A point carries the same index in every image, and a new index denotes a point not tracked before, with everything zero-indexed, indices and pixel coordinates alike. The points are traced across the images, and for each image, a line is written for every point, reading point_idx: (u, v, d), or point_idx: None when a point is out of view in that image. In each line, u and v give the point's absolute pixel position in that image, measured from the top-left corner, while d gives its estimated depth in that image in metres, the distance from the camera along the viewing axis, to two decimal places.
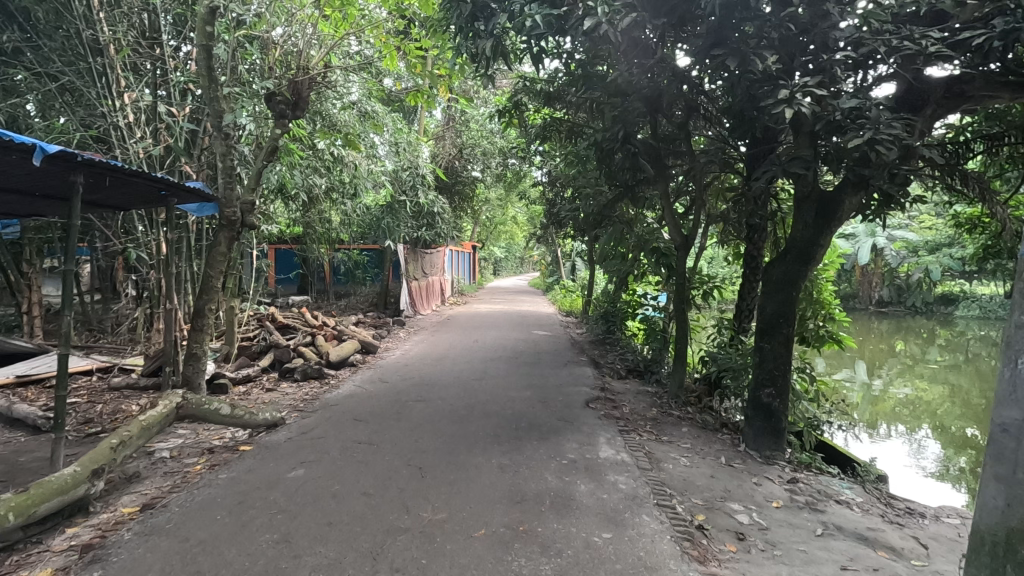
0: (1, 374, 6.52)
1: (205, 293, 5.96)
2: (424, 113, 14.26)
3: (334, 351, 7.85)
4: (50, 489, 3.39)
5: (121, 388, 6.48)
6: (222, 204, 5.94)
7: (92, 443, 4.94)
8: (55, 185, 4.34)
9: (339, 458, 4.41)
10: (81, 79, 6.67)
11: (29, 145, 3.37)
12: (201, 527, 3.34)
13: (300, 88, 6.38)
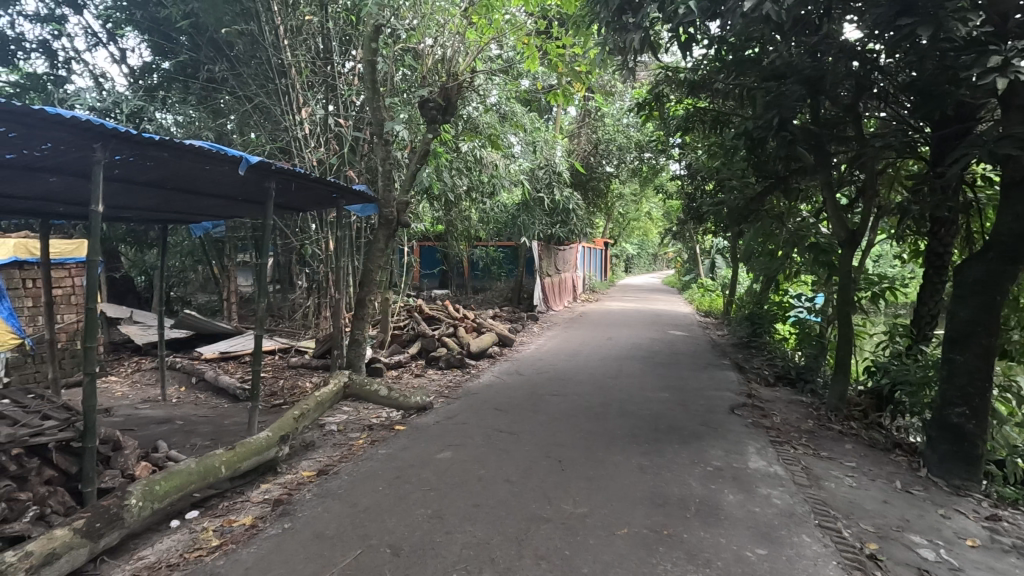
0: (210, 351, 7.82)
1: (366, 284, 6.62)
2: (559, 111, 14.42)
3: (474, 342, 8.27)
4: (250, 448, 4.02)
5: (297, 367, 7.44)
6: (381, 204, 6.54)
7: (277, 413, 5.73)
8: (253, 191, 5.09)
9: (482, 444, 4.64)
10: (270, 98, 7.73)
11: (237, 158, 4.03)
12: (366, 495, 3.72)
13: (450, 93, 6.79)
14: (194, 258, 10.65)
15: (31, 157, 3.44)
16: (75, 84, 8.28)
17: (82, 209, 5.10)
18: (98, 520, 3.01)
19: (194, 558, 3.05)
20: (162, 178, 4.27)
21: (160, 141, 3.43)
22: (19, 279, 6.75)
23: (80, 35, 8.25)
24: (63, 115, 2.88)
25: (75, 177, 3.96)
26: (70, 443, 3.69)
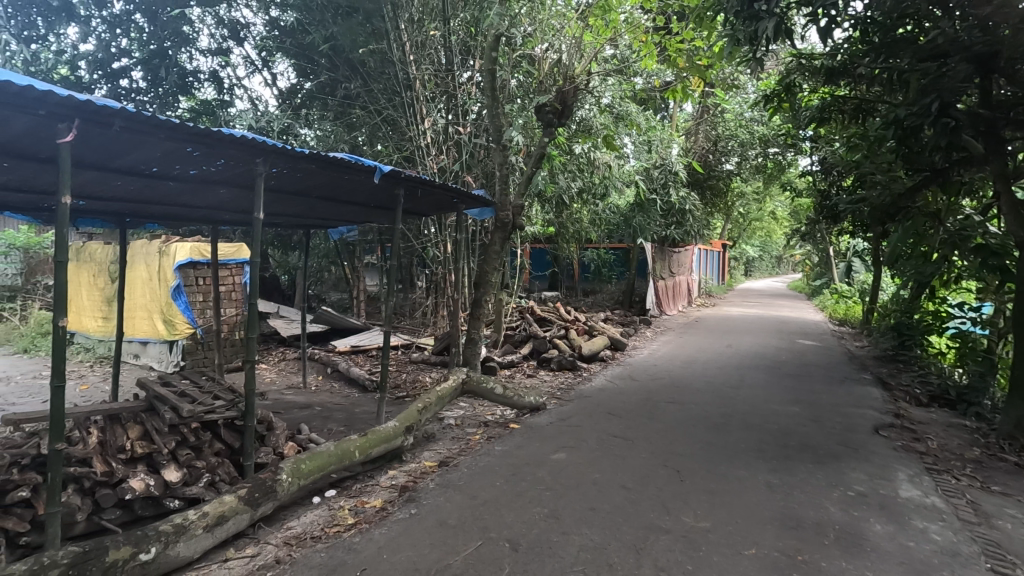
0: (342, 344, 8.54)
1: (482, 285, 6.86)
2: (676, 108, 13.90)
3: (586, 345, 8.22)
4: (380, 436, 4.34)
5: (418, 362, 7.90)
6: (498, 208, 6.73)
7: (401, 404, 6.13)
8: (384, 198, 5.48)
9: (596, 448, 4.60)
10: (397, 110, 8.30)
11: (373, 167, 4.38)
12: (484, 489, 3.85)
13: (567, 97, 6.83)
14: (328, 259, 11.72)
15: (208, 172, 4.00)
16: (237, 107, 9.41)
17: (244, 216, 5.83)
18: (257, 490, 3.41)
19: (333, 533, 3.35)
20: (309, 188, 4.75)
21: (308, 154, 3.83)
22: (194, 277, 7.81)
23: (242, 64, 9.39)
24: (232, 135, 3.32)
25: (240, 189, 4.53)
26: (234, 421, 4.23)
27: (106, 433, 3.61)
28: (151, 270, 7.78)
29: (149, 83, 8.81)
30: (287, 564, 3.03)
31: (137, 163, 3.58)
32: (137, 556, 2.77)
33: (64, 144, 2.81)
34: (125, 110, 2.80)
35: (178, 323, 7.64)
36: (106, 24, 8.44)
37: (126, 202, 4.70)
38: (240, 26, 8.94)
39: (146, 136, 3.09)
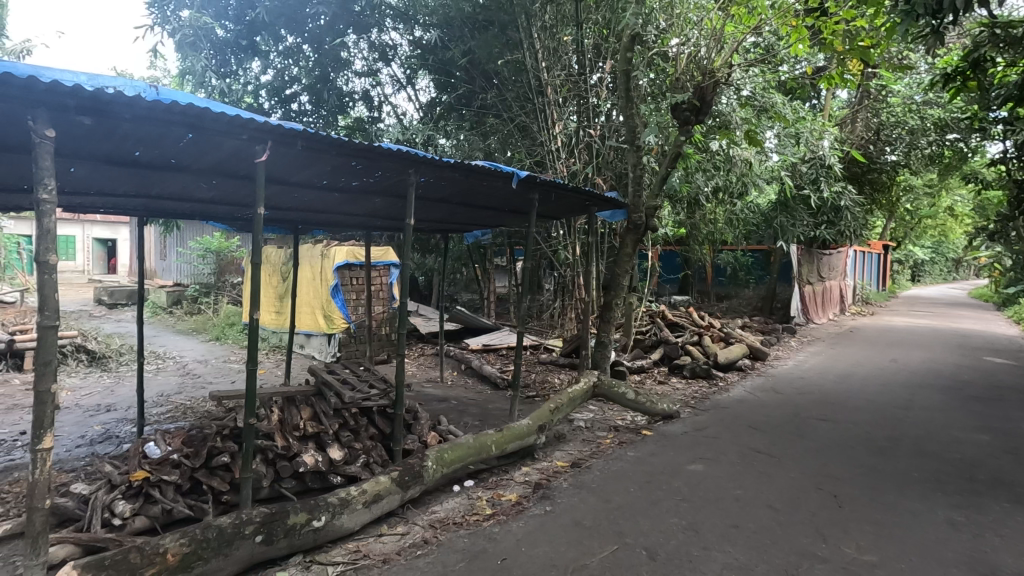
0: (475, 342, 8.96)
1: (614, 288, 6.80)
2: (829, 95, 12.61)
3: (722, 353, 7.78)
4: (515, 432, 4.50)
5: (547, 363, 8.04)
6: (630, 210, 6.63)
7: (532, 403, 6.29)
8: (519, 203, 5.67)
9: (738, 462, 4.34)
10: (529, 117, 8.54)
11: (511, 172, 4.55)
12: (618, 494, 3.81)
13: (706, 93, 6.58)
14: (462, 262, 12.38)
15: (367, 184, 4.45)
16: (384, 122, 10.37)
17: (394, 223, 6.37)
18: (406, 474, 3.71)
19: (474, 521, 3.54)
20: (451, 194, 5.06)
21: (453, 164, 4.09)
22: (349, 277, 8.67)
23: (389, 82, 10.22)
24: (389, 148, 3.66)
25: (393, 198, 4.97)
26: (386, 409, 4.64)
27: (284, 412, 4.15)
28: (314, 271, 8.79)
29: (313, 106, 9.88)
30: (434, 545, 3.26)
31: (312, 177, 4.08)
32: (311, 522, 3.15)
33: (259, 163, 3.30)
34: (306, 131, 3.21)
35: (335, 318, 8.56)
36: (282, 56, 9.53)
37: (301, 212, 5.37)
38: (388, 49, 9.75)
39: (321, 153, 3.51)
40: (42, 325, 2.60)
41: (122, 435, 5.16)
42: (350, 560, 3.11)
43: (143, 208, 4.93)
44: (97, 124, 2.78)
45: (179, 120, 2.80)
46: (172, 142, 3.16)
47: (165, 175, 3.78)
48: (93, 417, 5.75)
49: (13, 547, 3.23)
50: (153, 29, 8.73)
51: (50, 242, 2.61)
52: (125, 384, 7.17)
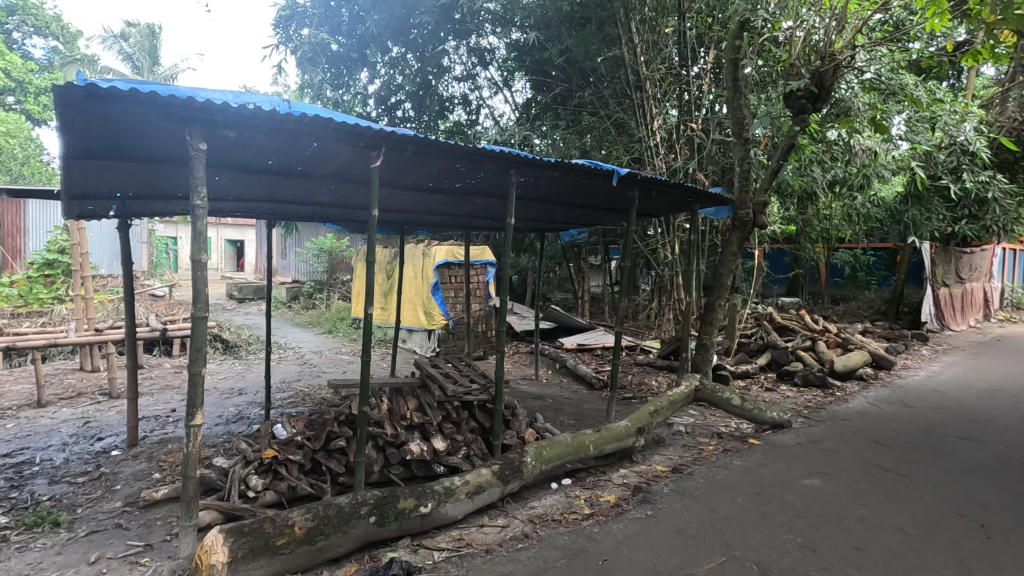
0: (569, 341, 8.94)
1: (717, 288, 6.49)
2: (972, 71, 11.17)
3: (839, 360, 7.16)
4: (613, 433, 4.43)
5: (644, 365, 7.85)
6: (736, 206, 6.30)
7: (629, 405, 6.17)
8: (617, 201, 5.58)
9: (861, 480, 3.98)
10: (627, 113, 8.40)
11: (611, 169, 4.50)
12: (725, 504, 3.64)
13: (825, 78, 6.09)
14: (557, 260, 12.40)
15: (470, 185, 4.59)
16: (482, 125, 10.68)
17: (493, 223, 6.53)
18: (507, 468, 3.79)
19: (573, 520, 3.54)
20: (550, 194, 5.08)
21: (553, 163, 4.11)
22: (448, 275, 8.99)
23: (487, 85, 10.48)
24: (492, 150, 3.76)
25: (493, 198, 5.09)
26: (485, 404, 4.77)
27: (392, 403, 4.39)
28: (416, 270, 9.22)
29: (416, 112, 10.43)
30: (534, 540, 3.30)
31: (419, 180, 4.29)
32: (418, 507, 3.32)
33: (374, 168, 3.51)
34: (416, 137, 3.38)
35: (435, 315, 8.91)
36: (388, 66, 9.96)
37: (407, 214, 5.67)
38: (487, 53, 9.99)
39: (428, 157, 3.68)
40: (196, 315, 2.95)
41: (252, 416, 5.73)
42: (454, 547, 3.24)
43: (271, 212, 5.43)
44: (240, 137, 3.10)
45: (307, 130, 3.05)
46: (299, 151, 3.46)
47: (292, 181, 4.14)
48: (228, 399, 6.44)
49: (169, 509, 3.71)
50: (279, 48, 9.59)
51: (201, 243, 2.96)
52: (254, 371, 7.96)
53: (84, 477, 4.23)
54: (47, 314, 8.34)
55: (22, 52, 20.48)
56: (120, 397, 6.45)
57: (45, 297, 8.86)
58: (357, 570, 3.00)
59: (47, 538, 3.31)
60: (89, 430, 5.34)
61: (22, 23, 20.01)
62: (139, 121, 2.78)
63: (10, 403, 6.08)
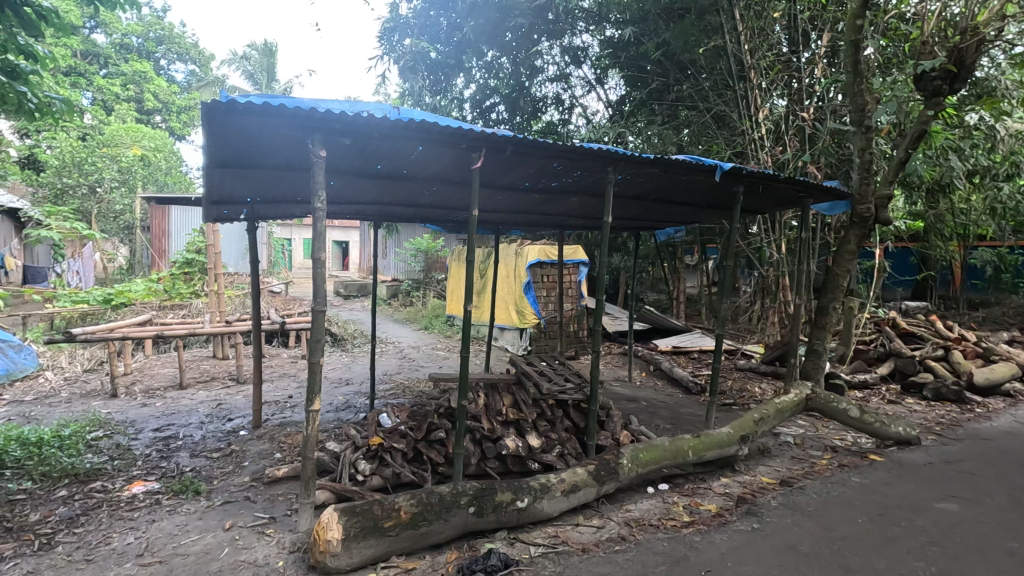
0: (664, 344, 8.67)
1: (831, 290, 6.00)
2: None
3: (979, 373, 6.34)
4: (714, 440, 4.24)
5: (746, 370, 7.43)
6: (856, 201, 5.79)
7: (730, 412, 5.87)
8: (720, 197, 5.33)
9: (1009, 509, 3.51)
10: (729, 106, 7.97)
11: (714, 165, 4.32)
12: (842, 523, 3.36)
13: (966, 55, 5.45)
14: (650, 260, 12.08)
15: (566, 184, 4.59)
16: (574, 124, 10.67)
17: (587, 221, 6.47)
18: (603, 469, 3.75)
19: (671, 526, 3.44)
20: (648, 191, 4.95)
21: (653, 159, 4.00)
22: (541, 274, 9.05)
23: (579, 84, 10.44)
24: (590, 148, 3.74)
25: (589, 196, 5.05)
26: (580, 404, 4.75)
27: (488, 398, 4.50)
28: (508, 270, 9.39)
29: (510, 113, 10.58)
30: (631, 544, 3.24)
31: (516, 180, 4.36)
32: (515, 501, 3.37)
33: (475, 169, 3.61)
34: (515, 137, 3.43)
35: (527, 314, 9.00)
36: (483, 71, 10.17)
37: (503, 213, 5.78)
38: (580, 51, 9.92)
39: (527, 156, 3.73)
40: (315, 309, 3.20)
41: (358, 405, 6.11)
42: (550, 544, 3.26)
43: (378, 214, 5.76)
44: (354, 143, 3.31)
45: (413, 134, 3.19)
46: (406, 154, 3.63)
47: (399, 184, 4.37)
48: (337, 388, 6.92)
49: (289, 486, 4.06)
50: (383, 58, 10.12)
51: (321, 243, 3.20)
52: (358, 363, 8.49)
53: (218, 452, 4.74)
54: (187, 307, 9.41)
55: (167, 76, 23.29)
56: (246, 382, 7.14)
57: (185, 292, 10.00)
58: (456, 558, 3.11)
59: (190, 504, 3.75)
60: (221, 411, 5.96)
61: (168, 51, 22.79)
62: (268, 131, 3.06)
63: (159, 384, 6.94)
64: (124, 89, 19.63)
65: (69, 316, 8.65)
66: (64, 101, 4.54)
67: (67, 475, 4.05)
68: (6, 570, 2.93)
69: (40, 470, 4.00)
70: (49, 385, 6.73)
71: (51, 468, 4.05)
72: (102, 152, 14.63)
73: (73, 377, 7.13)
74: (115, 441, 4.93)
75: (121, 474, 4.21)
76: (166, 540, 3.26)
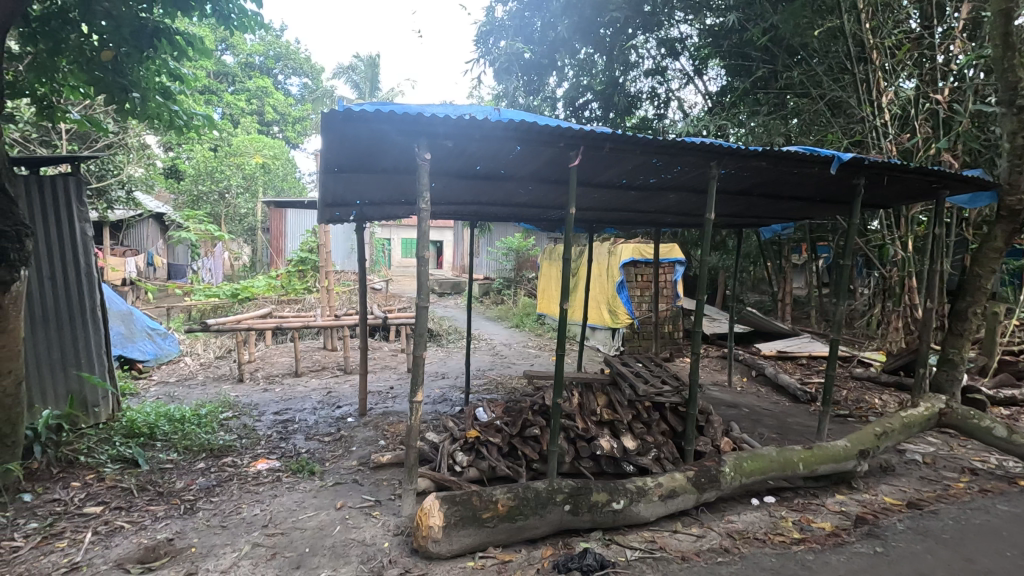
0: (768, 348, 8.16)
1: (970, 292, 5.34)
2: None
3: None
4: (828, 453, 3.92)
5: (864, 380, 6.81)
6: (1004, 192, 5.10)
7: (845, 424, 5.41)
8: (836, 190, 4.91)
9: None
10: (846, 91, 7.32)
11: (830, 156, 4.00)
12: (985, 556, 3.00)
13: None
14: (753, 259, 11.41)
15: (665, 180, 4.46)
16: (670, 118, 10.38)
17: (686, 218, 6.22)
18: (703, 476, 3.59)
19: (780, 541, 3.24)
20: (753, 186, 4.68)
21: (762, 152, 3.78)
22: (635, 274, 8.85)
23: (676, 76, 10.13)
24: (693, 143, 3.60)
25: (689, 192, 4.86)
26: (678, 407, 4.59)
27: (582, 397, 4.48)
28: (601, 270, 9.29)
29: (603, 111, 10.36)
30: (735, 556, 3.09)
31: (613, 177, 4.29)
32: (611, 503, 3.32)
33: (573, 168, 3.59)
34: (615, 134, 3.38)
35: (620, 314, 8.83)
36: (576, 69, 10.07)
37: (597, 211, 5.71)
38: (677, 42, 9.58)
39: (625, 153, 3.65)
40: (419, 305, 3.35)
41: (454, 399, 6.33)
42: (647, 549, 3.18)
43: (474, 214, 5.91)
44: (456, 145, 3.43)
45: (512, 135, 3.23)
46: (504, 154, 3.70)
47: (495, 184, 4.46)
48: (434, 381, 7.21)
49: (392, 472, 4.29)
50: (479, 61, 10.48)
51: (424, 243, 3.35)
52: (453, 358, 8.78)
53: (330, 437, 5.11)
54: (301, 302, 10.23)
55: (284, 90, 25.43)
56: (352, 372, 7.65)
57: (299, 287, 10.86)
58: (552, 554, 3.13)
59: (306, 483, 4.08)
60: (331, 398, 6.44)
61: (285, 67, 24.88)
62: (378, 136, 3.24)
63: (278, 372, 7.62)
64: (249, 103, 21.65)
65: (204, 308, 9.72)
66: (205, 117, 5.10)
67: (205, 449, 4.56)
68: (159, 528, 3.36)
69: (183, 443, 4.53)
70: (188, 368, 7.62)
71: (192, 443, 4.57)
72: (230, 161, 16.24)
73: (207, 362, 8.01)
74: (242, 422, 5.47)
75: (248, 451, 4.67)
76: (287, 514, 3.57)
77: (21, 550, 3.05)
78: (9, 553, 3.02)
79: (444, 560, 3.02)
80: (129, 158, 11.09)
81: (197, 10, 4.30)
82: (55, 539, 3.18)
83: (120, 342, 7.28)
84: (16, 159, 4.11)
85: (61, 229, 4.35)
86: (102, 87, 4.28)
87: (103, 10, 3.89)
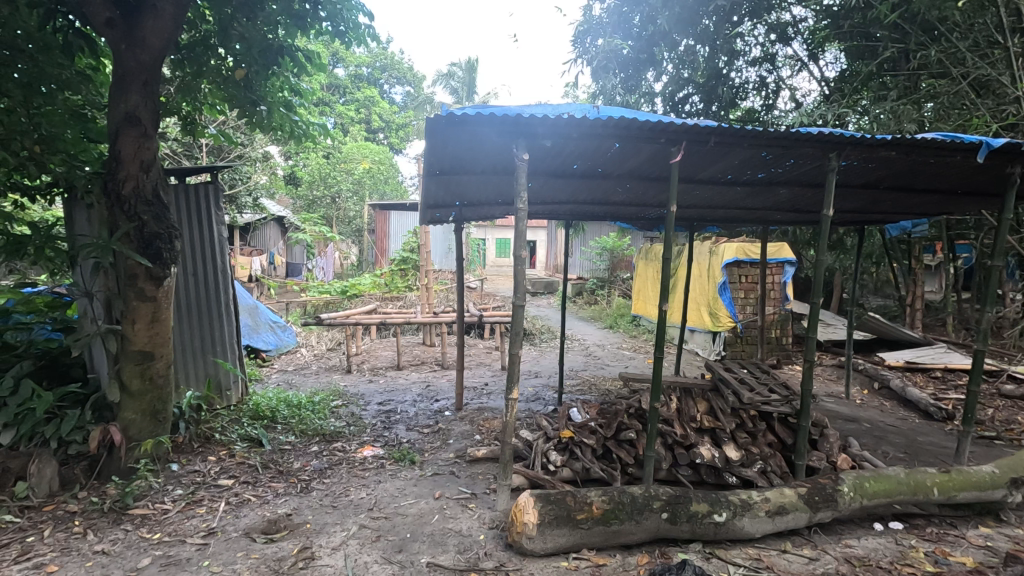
0: (893, 358, 7.36)
1: None
2: None
3: None
4: (970, 479, 3.47)
5: (1015, 398, 5.95)
6: None
7: (991, 447, 4.76)
8: (983, 181, 4.32)
9: None
10: (994, 68, 6.45)
11: (977, 142, 3.55)
12: None
13: None
14: (875, 259, 10.37)
15: (775, 174, 4.17)
16: (780, 109, 9.72)
17: (798, 215, 5.78)
18: (817, 494, 3.31)
19: (909, 573, 2.92)
20: (880, 178, 4.25)
21: (892, 140, 3.41)
22: (738, 274, 8.38)
23: (788, 63, 9.44)
24: (808, 133, 3.33)
25: (803, 187, 4.51)
26: (787, 417, 4.28)
27: (681, 403, 4.29)
28: (701, 270, 8.94)
29: (705, 104, 9.89)
30: None
31: (717, 172, 4.08)
32: (712, 515, 3.16)
33: (674, 164, 3.46)
34: (720, 127, 3.21)
35: (722, 317, 8.41)
36: (676, 63, 9.66)
37: (700, 209, 5.47)
38: (789, 26, 8.95)
39: (733, 147, 3.46)
40: (515, 303, 3.39)
41: (547, 398, 6.36)
42: (753, 567, 2.99)
43: (570, 213, 5.88)
44: (554, 145, 3.43)
45: (611, 132, 3.16)
46: (602, 152, 3.65)
47: (592, 182, 4.41)
48: (528, 380, 7.29)
49: (487, 466, 4.40)
50: (576, 61, 10.40)
51: (521, 242, 3.39)
52: (546, 358, 8.82)
53: (428, 429, 5.34)
54: (402, 299, 10.78)
55: (388, 98, 26.93)
56: (449, 368, 7.94)
57: (401, 285, 11.45)
58: (648, 562, 3.04)
59: (408, 471, 4.30)
60: (429, 392, 6.72)
61: (390, 77, 26.49)
62: (480, 139, 3.31)
63: (381, 365, 8.07)
64: (357, 113, 23.13)
65: (318, 303, 10.54)
66: (322, 127, 5.52)
67: (318, 434, 4.94)
68: (279, 504, 3.68)
69: (300, 428, 4.95)
70: (304, 359, 8.30)
71: (307, 427, 4.97)
72: (340, 167, 17.48)
73: (320, 354, 8.69)
74: (350, 410, 5.87)
75: (355, 438, 5.00)
76: (390, 500, 3.77)
77: (170, 512, 3.49)
78: (160, 514, 3.47)
79: (538, 557, 3.04)
80: (255, 167, 12.31)
81: (315, 27, 4.66)
82: (196, 506, 3.60)
83: (248, 333, 8.04)
84: (168, 170, 4.66)
85: (202, 232, 4.89)
86: (236, 103, 4.78)
87: (238, 35, 4.30)
